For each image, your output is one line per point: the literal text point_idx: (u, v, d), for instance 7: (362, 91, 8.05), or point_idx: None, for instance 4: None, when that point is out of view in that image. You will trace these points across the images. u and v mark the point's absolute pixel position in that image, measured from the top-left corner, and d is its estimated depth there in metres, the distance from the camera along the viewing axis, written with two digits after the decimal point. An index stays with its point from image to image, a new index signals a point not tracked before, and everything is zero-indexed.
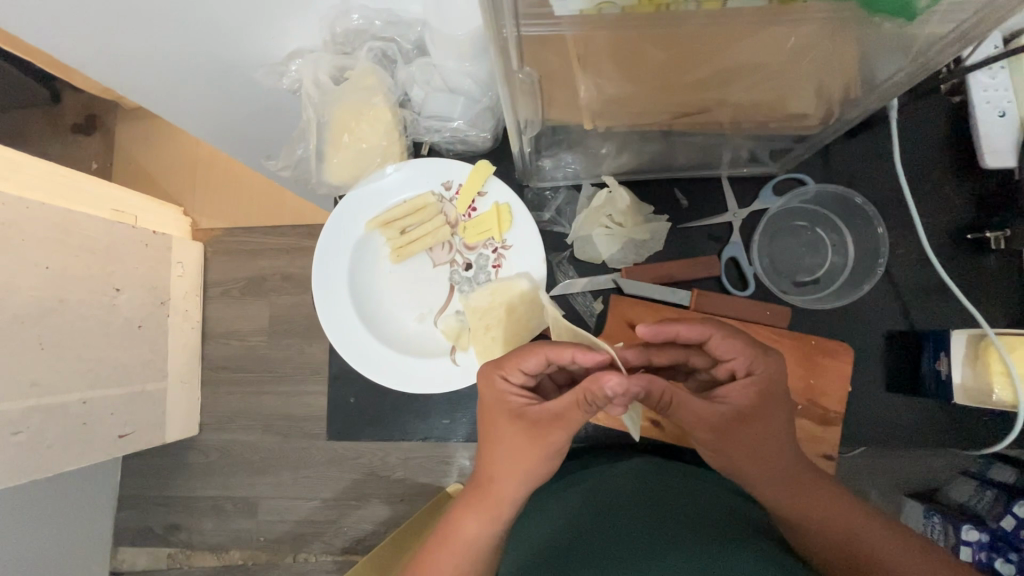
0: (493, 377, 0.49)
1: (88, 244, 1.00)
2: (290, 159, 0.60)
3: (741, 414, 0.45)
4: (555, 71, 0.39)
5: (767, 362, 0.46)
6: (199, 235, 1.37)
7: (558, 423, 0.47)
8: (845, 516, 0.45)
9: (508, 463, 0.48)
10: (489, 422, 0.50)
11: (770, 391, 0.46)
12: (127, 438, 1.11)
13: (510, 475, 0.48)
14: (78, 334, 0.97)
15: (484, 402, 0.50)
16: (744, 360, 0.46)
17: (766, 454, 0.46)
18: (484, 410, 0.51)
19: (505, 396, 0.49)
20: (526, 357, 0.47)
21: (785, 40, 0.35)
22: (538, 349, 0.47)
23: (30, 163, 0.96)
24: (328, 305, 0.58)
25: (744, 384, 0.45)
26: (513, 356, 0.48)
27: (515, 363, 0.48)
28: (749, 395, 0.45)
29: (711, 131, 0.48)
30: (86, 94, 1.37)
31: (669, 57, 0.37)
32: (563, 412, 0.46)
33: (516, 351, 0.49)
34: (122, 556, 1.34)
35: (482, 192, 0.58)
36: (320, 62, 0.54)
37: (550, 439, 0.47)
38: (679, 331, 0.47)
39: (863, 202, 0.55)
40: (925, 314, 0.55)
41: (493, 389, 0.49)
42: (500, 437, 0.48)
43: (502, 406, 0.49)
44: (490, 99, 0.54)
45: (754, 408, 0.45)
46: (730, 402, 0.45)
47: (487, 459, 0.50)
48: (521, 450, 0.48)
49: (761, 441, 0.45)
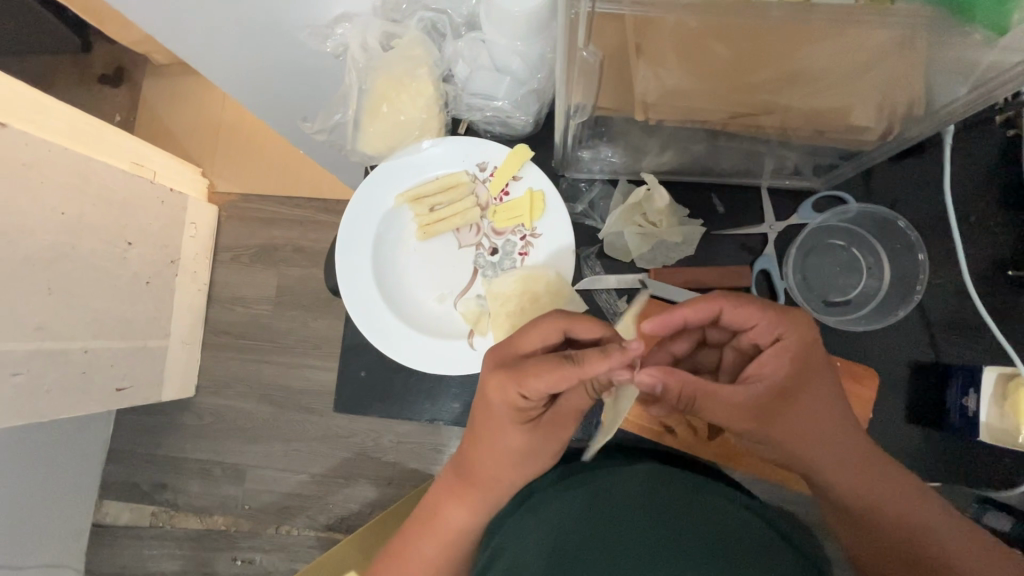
0: (511, 390, 0.45)
1: (106, 194, 0.99)
2: (326, 123, 0.60)
3: (779, 388, 0.45)
4: (616, 55, 0.38)
5: (792, 325, 0.45)
6: (215, 198, 1.37)
7: (571, 417, 0.51)
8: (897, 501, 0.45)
9: (519, 464, 0.51)
10: (495, 428, 0.49)
11: (805, 357, 0.45)
12: (125, 392, 1.11)
13: (517, 473, 0.52)
14: (87, 283, 0.97)
15: (492, 409, 0.48)
16: (766, 325, 0.45)
17: (811, 438, 0.46)
18: (487, 414, 0.49)
19: (518, 406, 0.47)
20: (555, 384, 0.43)
21: (859, 45, 0.34)
22: (571, 375, 0.43)
23: (55, 106, 0.95)
24: (351, 276, 0.57)
25: (776, 352, 0.45)
26: (535, 378, 0.44)
27: (538, 384, 0.44)
28: (784, 365, 0.45)
29: (761, 137, 0.47)
30: (116, 46, 1.38)
31: (735, 55, 0.36)
32: (576, 410, 0.50)
33: (534, 364, 0.45)
34: (106, 509, 1.33)
35: (516, 176, 0.57)
36: (370, 26, 0.53)
37: (562, 435, 0.51)
38: (686, 317, 0.46)
39: (905, 225, 0.54)
40: (955, 348, 0.54)
41: (506, 401, 0.46)
42: (511, 444, 0.49)
43: (513, 413, 0.48)
44: (538, 82, 0.53)
45: (789, 377, 0.45)
46: (766, 378, 0.45)
47: (491, 461, 0.51)
48: (532, 450, 0.51)
49: (803, 418, 0.46)
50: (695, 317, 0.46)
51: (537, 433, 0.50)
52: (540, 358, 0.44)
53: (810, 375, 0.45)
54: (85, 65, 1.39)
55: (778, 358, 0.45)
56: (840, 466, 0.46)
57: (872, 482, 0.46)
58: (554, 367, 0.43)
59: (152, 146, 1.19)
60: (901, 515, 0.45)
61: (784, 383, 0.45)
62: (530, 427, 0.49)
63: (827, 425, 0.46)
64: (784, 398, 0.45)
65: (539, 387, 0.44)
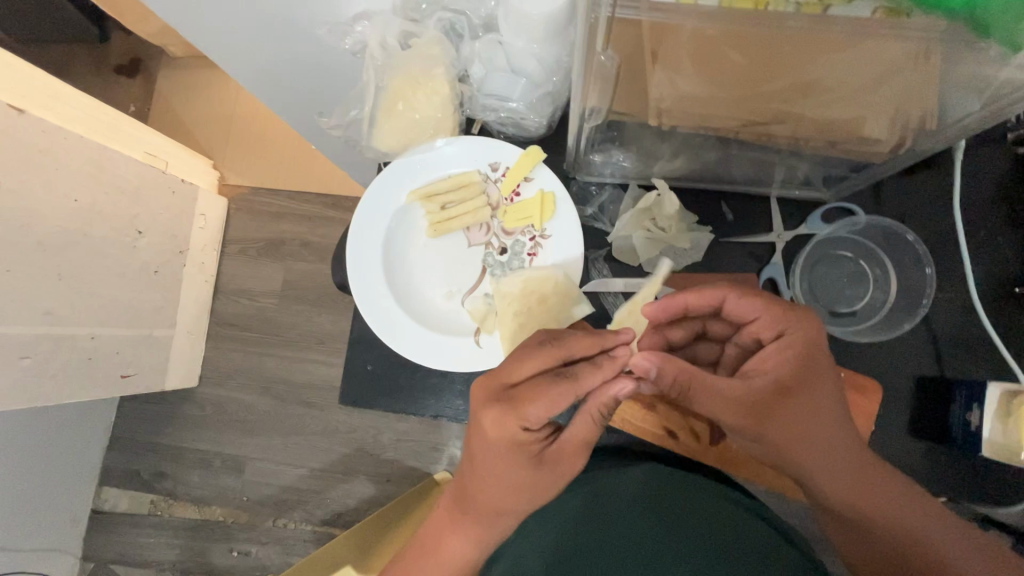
0: (511, 422, 0.43)
1: (118, 183, 1.01)
2: (342, 119, 0.60)
3: (780, 385, 0.45)
4: (632, 60, 0.38)
5: (797, 322, 0.45)
6: (225, 190, 1.38)
7: (580, 448, 0.47)
8: (897, 506, 0.46)
9: (527, 500, 0.48)
10: (497, 468, 0.46)
11: (808, 357, 0.45)
12: (129, 379, 1.12)
13: (521, 509, 0.48)
14: (97, 270, 0.98)
15: (492, 447, 0.44)
16: (769, 319, 0.46)
17: (815, 441, 0.45)
18: (486, 456, 0.45)
19: (519, 440, 0.44)
20: (557, 406, 0.42)
21: (872, 59, 0.35)
22: (569, 392, 0.43)
23: (72, 95, 0.96)
24: (361, 269, 0.57)
25: (778, 349, 0.45)
26: (533, 405, 0.42)
27: (537, 411, 0.43)
28: (786, 362, 0.44)
29: (772, 145, 0.47)
30: (134, 37, 1.40)
31: (752, 63, 0.36)
32: (583, 440, 0.47)
33: (530, 391, 0.43)
34: (105, 496, 1.34)
35: (528, 177, 0.58)
36: (389, 24, 0.53)
37: (571, 466, 0.48)
38: (687, 302, 0.48)
39: (914, 238, 0.55)
40: (960, 363, 0.54)
41: (505, 438, 0.44)
42: (515, 480, 0.46)
43: (515, 449, 0.45)
44: (553, 85, 0.53)
45: (793, 375, 0.44)
46: (769, 376, 0.45)
47: (497, 499, 0.48)
48: (539, 485, 0.47)
49: (801, 417, 0.45)
50: (696, 303, 0.48)
51: (542, 468, 0.46)
52: (536, 383, 0.43)
53: (814, 375, 0.45)
54: (101, 55, 1.41)
55: (782, 354, 0.45)
56: (841, 469, 0.46)
57: (872, 486, 0.46)
58: (550, 388, 0.43)
59: (166, 137, 1.20)
60: (895, 518, 0.46)
61: (786, 381, 0.45)
62: (535, 464, 0.46)
63: (831, 427, 0.46)
64: (787, 396, 0.45)
65: (541, 412, 0.43)
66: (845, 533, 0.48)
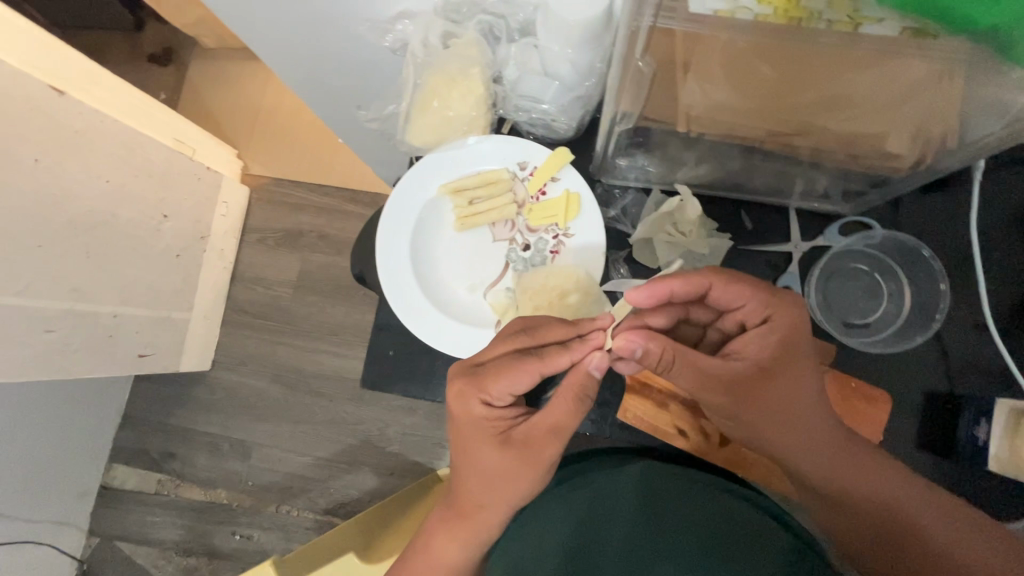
0: (472, 397, 0.50)
1: (148, 167, 1.04)
2: (381, 113, 0.65)
3: (761, 368, 0.49)
4: (666, 68, 0.40)
5: (781, 308, 0.48)
6: (248, 180, 1.41)
7: (551, 436, 0.50)
8: (879, 485, 0.50)
9: (500, 483, 0.52)
10: (471, 444, 0.51)
11: (789, 343, 0.48)
12: (146, 358, 1.15)
13: (500, 496, 0.52)
14: (122, 251, 1.01)
15: (462, 421, 0.51)
16: (755, 304, 0.48)
17: (794, 421, 0.50)
18: (463, 429, 0.52)
19: (486, 417, 0.51)
20: (514, 380, 0.48)
21: (895, 77, 0.37)
22: (531, 369, 0.48)
23: (109, 80, 1.00)
24: (390, 258, 0.59)
25: (761, 334, 0.48)
26: (494, 378, 0.49)
27: (500, 385, 0.49)
28: (769, 346, 0.48)
29: (794, 156, 0.49)
30: (168, 27, 1.45)
31: (780, 76, 0.38)
32: (554, 428, 0.49)
33: (496, 368, 0.49)
34: (115, 473, 1.37)
35: (555, 177, 0.60)
36: (432, 25, 0.56)
37: (543, 454, 0.50)
38: (673, 289, 0.48)
39: (929, 254, 0.56)
40: (970, 381, 0.55)
41: (472, 410, 0.50)
42: (488, 461, 0.51)
43: (483, 423, 0.51)
44: (585, 89, 0.55)
45: (772, 359, 0.48)
46: (751, 358, 0.49)
47: (476, 481, 0.52)
48: (510, 469, 0.51)
49: (783, 398, 0.49)
50: (682, 290, 0.48)
51: (515, 452, 0.50)
52: (502, 360, 0.50)
53: (793, 361, 0.49)
54: (136, 43, 1.46)
55: (763, 337, 0.48)
56: (819, 450, 0.50)
57: (850, 465, 0.50)
58: (512, 365, 0.48)
59: (195, 125, 1.24)
60: (874, 492, 0.50)
61: (766, 364, 0.48)
62: (504, 446, 0.50)
63: (810, 411, 0.50)
64: (768, 378, 0.49)
65: (501, 388, 0.49)
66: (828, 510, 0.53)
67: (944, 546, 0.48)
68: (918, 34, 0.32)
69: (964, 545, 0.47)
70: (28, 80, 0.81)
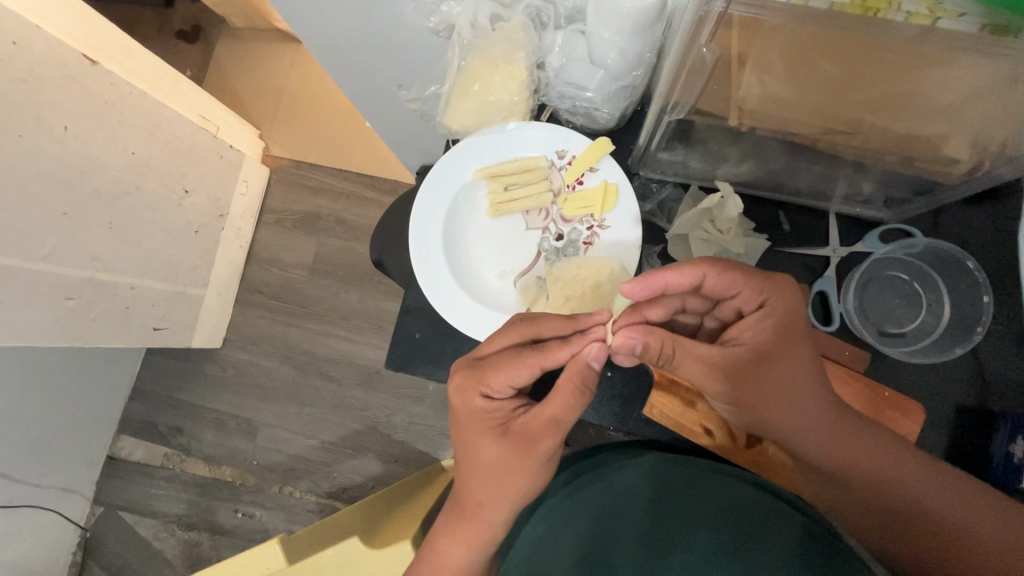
0: (472, 390, 0.49)
1: (173, 142, 1.04)
2: (421, 94, 0.65)
3: (760, 351, 0.47)
4: (729, 59, 0.39)
5: (774, 290, 0.47)
6: (268, 161, 1.41)
7: (549, 428, 0.49)
8: (892, 470, 0.48)
9: (498, 478, 0.51)
10: (471, 436, 0.51)
11: (787, 326, 0.47)
12: (160, 332, 1.15)
13: (501, 495, 0.51)
14: (143, 223, 1.01)
15: (463, 415, 0.51)
16: (751, 292, 0.47)
17: (800, 405, 0.48)
18: (463, 423, 0.52)
19: (486, 410, 0.50)
20: (514, 373, 0.48)
21: (965, 78, 0.36)
22: (530, 362, 0.48)
23: (139, 52, 1.00)
24: (421, 240, 0.59)
25: (758, 319, 0.47)
26: (494, 372, 0.48)
27: (498, 378, 0.48)
28: (765, 330, 0.47)
29: (844, 157, 0.48)
30: (198, 6, 1.46)
31: (843, 72, 0.37)
32: (552, 420, 0.48)
33: (495, 361, 0.49)
34: (122, 444, 1.38)
35: (594, 168, 0.59)
36: (481, 6, 0.54)
37: (541, 447, 0.49)
38: (667, 281, 0.47)
39: (973, 265, 0.54)
40: (1006, 399, 0.54)
41: (471, 403, 0.50)
42: (489, 455, 0.50)
43: (482, 417, 0.50)
44: (631, 80, 0.54)
45: (771, 342, 0.47)
46: (748, 343, 0.48)
47: (476, 476, 0.52)
48: (508, 463, 0.50)
49: (782, 382, 0.47)
50: (676, 283, 0.47)
51: (513, 444, 0.49)
52: (502, 354, 0.49)
53: (793, 343, 0.47)
54: (165, 20, 1.46)
55: (760, 321, 0.47)
56: (825, 436, 0.49)
57: (860, 451, 0.49)
58: (511, 358, 0.48)
59: (221, 103, 1.24)
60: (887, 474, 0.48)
61: (765, 349, 0.47)
62: (503, 438, 0.50)
63: (812, 397, 0.48)
64: (766, 362, 0.47)
65: (501, 381, 0.48)
66: (831, 490, 0.52)
67: (953, 520, 0.47)
68: (997, 31, 0.32)
69: (974, 515, 0.47)
70: (62, 47, 0.81)
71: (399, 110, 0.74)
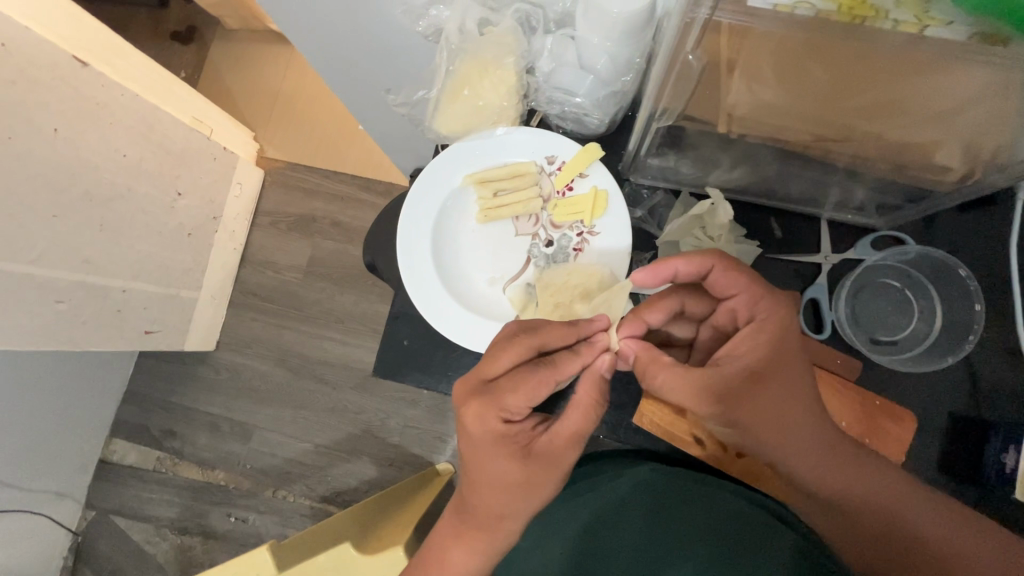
0: (489, 415, 0.46)
1: (166, 144, 1.03)
2: (409, 98, 0.63)
3: (753, 372, 0.44)
4: (717, 66, 0.39)
5: (771, 306, 0.45)
6: (262, 162, 1.41)
7: (571, 442, 0.48)
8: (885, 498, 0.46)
9: (519, 495, 0.48)
10: (488, 459, 0.47)
11: (780, 344, 0.44)
12: (153, 335, 1.14)
13: (521, 511, 0.49)
14: (135, 225, 1.00)
15: (477, 441, 0.47)
16: (748, 298, 0.46)
17: (790, 429, 0.45)
18: (476, 448, 0.48)
19: (504, 432, 0.47)
20: (534, 391, 0.46)
21: (958, 85, 0.35)
22: (547, 378, 0.46)
23: (130, 54, 0.99)
24: (409, 248, 0.58)
25: (751, 332, 0.45)
26: (512, 392, 0.45)
27: (517, 398, 0.46)
28: (758, 347, 0.44)
29: (835, 164, 0.48)
30: (192, 7, 1.45)
31: (834, 78, 0.37)
32: (574, 434, 0.47)
33: (510, 381, 0.46)
34: (115, 448, 1.37)
35: (583, 174, 0.59)
36: (470, 9, 0.54)
37: (563, 461, 0.48)
38: (678, 270, 0.47)
39: (965, 273, 0.54)
40: (1000, 408, 0.54)
41: (487, 428, 0.46)
42: (510, 476, 0.47)
43: (502, 441, 0.47)
44: (621, 85, 0.54)
45: (763, 362, 0.44)
46: (740, 362, 0.45)
47: (493, 496, 0.48)
48: (532, 480, 0.47)
49: (773, 405, 0.45)
50: (686, 272, 0.47)
51: (534, 460, 0.47)
52: (516, 373, 0.46)
53: (785, 364, 0.44)
54: (159, 20, 1.45)
55: (753, 337, 0.45)
56: (817, 462, 0.46)
57: (854, 478, 0.46)
58: (528, 375, 0.46)
59: (214, 105, 1.23)
60: (880, 502, 0.46)
61: (756, 369, 0.44)
62: (523, 458, 0.47)
63: (804, 420, 0.45)
64: (757, 382, 0.44)
65: (520, 401, 0.46)
66: (827, 518, 0.48)
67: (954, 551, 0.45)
68: (987, 39, 0.31)
69: (974, 550, 0.44)
70: (52, 49, 0.81)
71: (391, 115, 0.74)
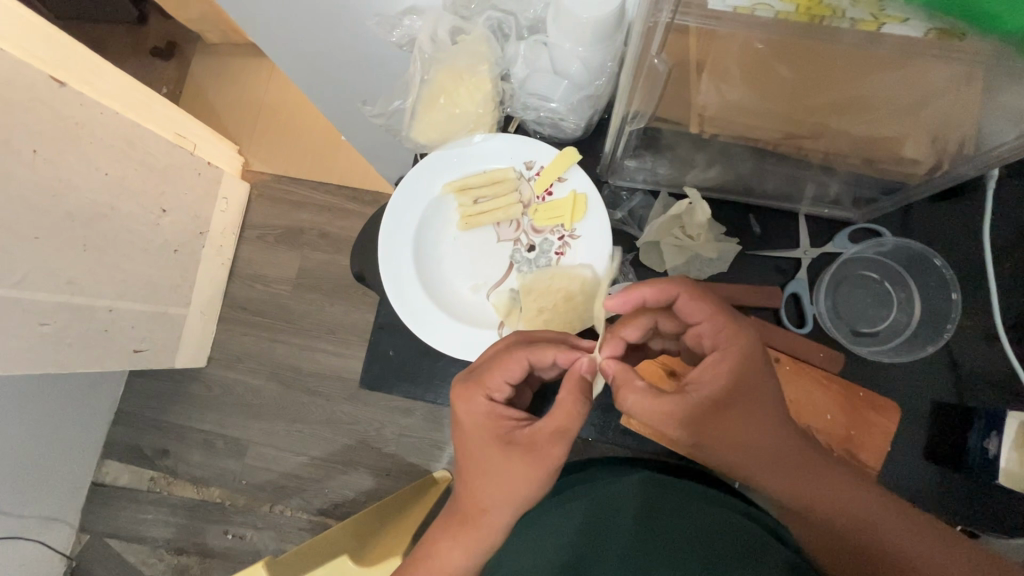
0: (473, 393, 0.49)
1: (149, 161, 1.03)
2: (386, 108, 0.62)
3: (714, 401, 0.45)
4: (685, 68, 0.39)
5: (737, 335, 0.45)
6: (248, 175, 1.40)
7: (555, 433, 0.47)
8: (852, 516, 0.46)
9: (502, 485, 0.47)
10: (474, 445, 0.49)
11: (743, 373, 0.44)
12: (142, 353, 1.12)
13: (506, 507, 0.48)
14: (120, 244, 0.99)
15: (464, 425, 0.49)
16: (711, 325, 0.45)
17: (753, 453, 0.46)
18: (465, 434, 0.49)
19: (489, 415, 0.49)
20: (511, 370, 0.48)
21: (919, 77, 0.36)
22: (520, 356, 0.48)
23: (107, 70, 0.98)
24: (391, 258, 0.58)
25: (714, 361, 0.45)
26: (492, 368, 0.49)
27: (496, 375, 0.49)
28: (720, 377, 0.44)
29: (807, 160, 0.48)
30: (172, 23, 1.44)
31: (798, 77, 0.37)
32: (554, 420, 0.47)
33: (491, 362, 0.49)
34: (107, 469, 1.35)
35: (562, 178, 0.59)
36: (441, 19, 0.55)
37: (546, 451, 0.47)
38: (645, 296, 0.47)
39: (941, 263, 0.55)
40: (981, 393, 0.55)
41: (472, 408, 0.49)
42: (492, 462, 0.47)
43: (485, 422, 0.48)
44: (595, 88, 0.54)
45: (725, 392, 0.45)
46: (702, 392, 0.45)
47: (477, 480, 0.48)
48: (514, 469, 0.47)
49: (735, 431, 0.45)
50: (654, 297, 0.47)
51: (515, 445, 0.47)
52: (497, 355, 0.50)
53: (747, 392, 0.45)
54: (138, 37, 1.44)
55: (715, 367, 0.45)
56: (784, 481, 0.47)
57: (821, 498, 0.47)
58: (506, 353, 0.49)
59: (196, 120, 1.23)
60: (849, 522, 0.46)
61: (718, 399, 0.45)
62: (505, 442, 0.47)
63: (767, 445, 0.46)
64: (719, 411, 0.45)
65: (499, 379, 0.48)
66: (804, 526, 0.49)
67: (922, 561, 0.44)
68: (943, 35, 0.32)
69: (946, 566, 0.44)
70: (29, 70, 0.80)
71: (371, 126, 0.74)
